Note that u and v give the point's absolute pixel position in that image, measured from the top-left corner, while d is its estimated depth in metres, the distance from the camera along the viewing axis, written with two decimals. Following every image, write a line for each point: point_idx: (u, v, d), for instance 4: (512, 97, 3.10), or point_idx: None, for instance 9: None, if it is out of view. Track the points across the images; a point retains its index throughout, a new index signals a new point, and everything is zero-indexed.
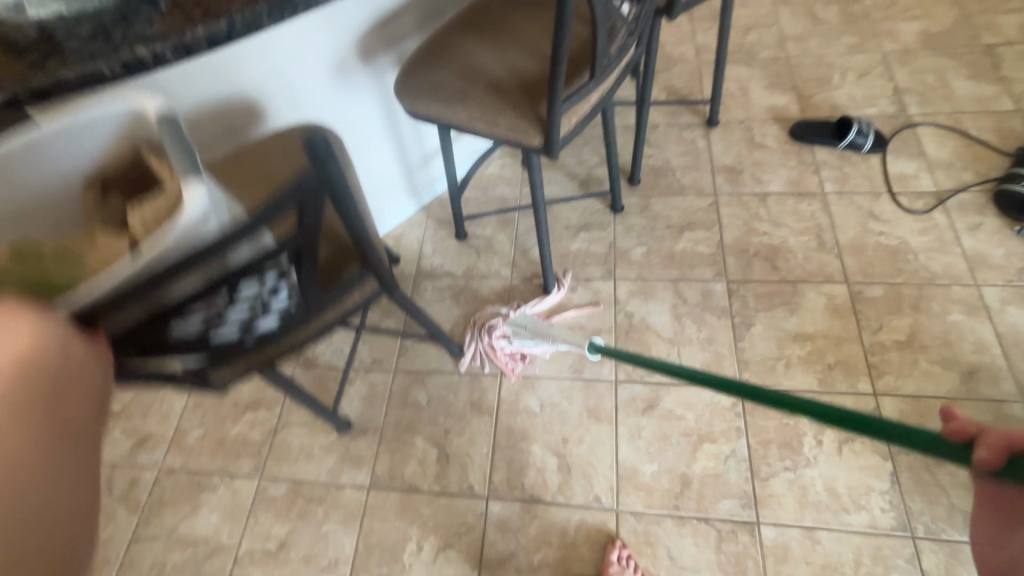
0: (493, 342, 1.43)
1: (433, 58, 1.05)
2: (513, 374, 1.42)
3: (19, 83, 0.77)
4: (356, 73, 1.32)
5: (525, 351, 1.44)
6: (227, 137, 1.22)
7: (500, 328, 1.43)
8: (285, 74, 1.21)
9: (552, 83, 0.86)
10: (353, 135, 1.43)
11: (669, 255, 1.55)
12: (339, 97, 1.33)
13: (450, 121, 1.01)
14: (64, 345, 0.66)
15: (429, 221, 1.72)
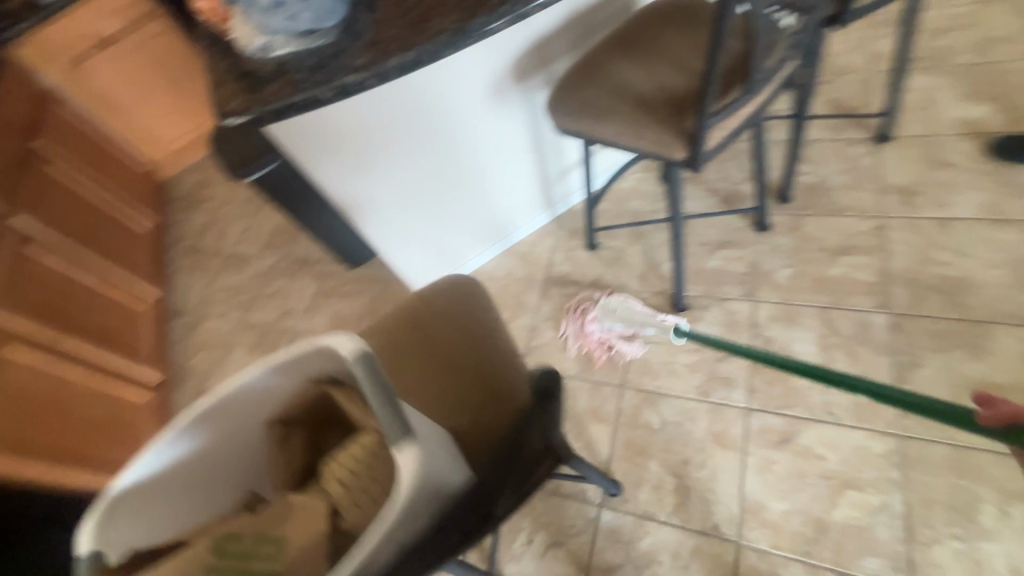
0: (584, 326, 1.54)
1: (585, 78, 1.11)
2: (599, 361, 1.49)
3: (264, 105, 1.00)
4: (509, 92, 1.44)
5: (614, 343, 1.49)
6: (397, 150, 1.40)
7: (590, 312, 1.54)
8: (447, 94, 1.37)
9: (702, 99, 0.87)
10: (500, 148, 1.56)
11: (819, 280, 1.43)
12: (491, 113, 1.47)
13: (597, 136, 1.06)
14: None
15: (562, 231, 1.79)
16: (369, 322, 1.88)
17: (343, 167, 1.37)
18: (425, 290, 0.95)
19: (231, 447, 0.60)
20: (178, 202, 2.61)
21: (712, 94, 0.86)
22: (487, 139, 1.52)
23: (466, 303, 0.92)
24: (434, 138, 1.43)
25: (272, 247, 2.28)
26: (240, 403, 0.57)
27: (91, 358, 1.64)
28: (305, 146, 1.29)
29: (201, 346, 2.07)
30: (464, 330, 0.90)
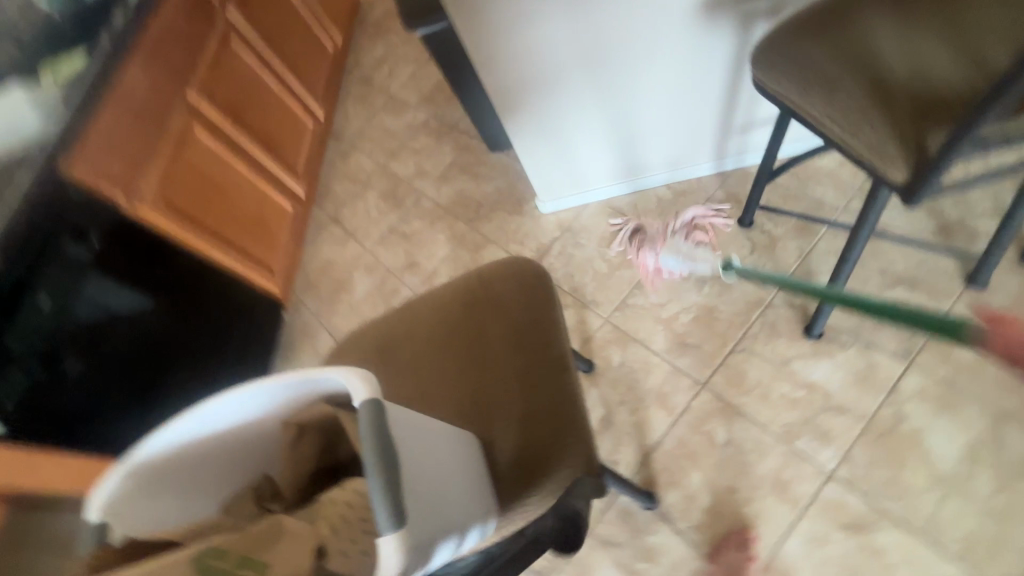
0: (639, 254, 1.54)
1: (820, 30, 0.85)
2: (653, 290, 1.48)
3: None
4: (717, 13, 1.19)
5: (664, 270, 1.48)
6: (564, 48, 1.26)
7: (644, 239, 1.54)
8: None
9: (968, 118, 0.62)
10: (681, 76, 1.33)
11: (1011, 377, 1.11)
12: (689, 33, 1.23)
13: (799, 111, 0.83)
14: None
15: (718, 193, 1.56)
16: (486, 211, 1.88)
17: (503, 54, 1.27)
18: (492, 265, 0.85)
19: (245, 443, 0.50)
20: (366, 26, 2.69)
21: (990, 114, 0.60)
22: (670, 62, 1.29)
23: (530, 293, 0.81)
24: (610, 44, 1.25)
25: (430, 101, 2.30)
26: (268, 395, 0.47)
27: (257, 158, 1.86)
28: (470, 24, 1.21)
29: (345, 175, 2.25)
30: (519, 327, 0.79)
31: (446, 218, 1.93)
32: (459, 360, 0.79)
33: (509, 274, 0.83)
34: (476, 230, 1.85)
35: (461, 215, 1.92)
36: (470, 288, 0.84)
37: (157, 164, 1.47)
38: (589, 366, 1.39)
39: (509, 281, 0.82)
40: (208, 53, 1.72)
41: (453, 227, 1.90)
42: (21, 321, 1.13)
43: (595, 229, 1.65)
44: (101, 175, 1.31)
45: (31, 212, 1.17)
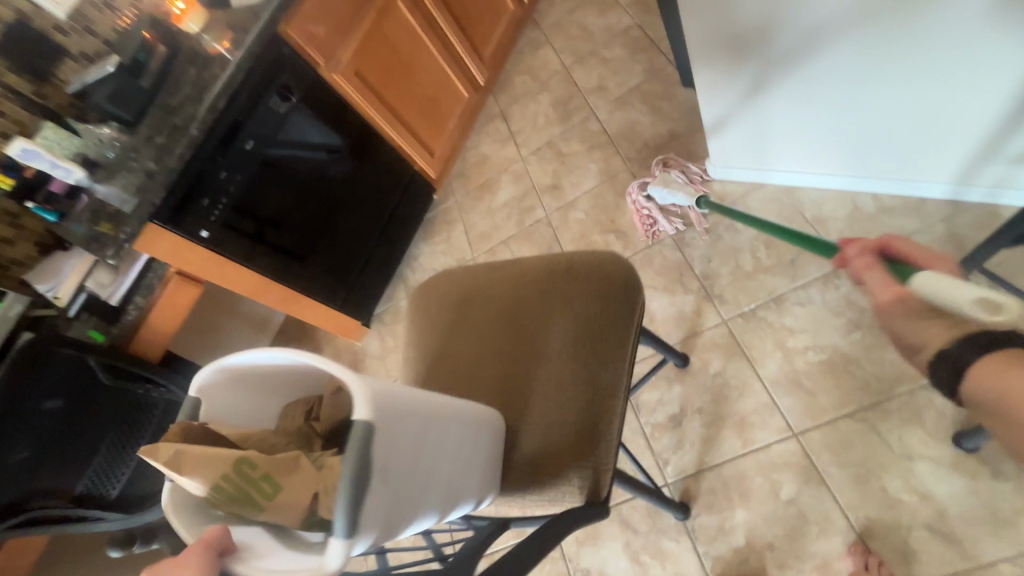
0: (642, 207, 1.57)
1: None
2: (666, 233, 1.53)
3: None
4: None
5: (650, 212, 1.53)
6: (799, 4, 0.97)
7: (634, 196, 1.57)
8: None
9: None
10: (953, 72, 0.97)
11: None
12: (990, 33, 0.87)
13: None
14: None
15: (938, 228, 1.23)
16: (649, 156, 1.72)
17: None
18: (586, 258, 0.82)
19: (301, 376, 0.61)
20: None
21: None
22: (946, 53, 0.93)
23: (608, 305, 0.77)
24: (865, 13, 0.93)
25: (641, 6, 2.03)
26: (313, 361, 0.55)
27: (448, 39, 1.88)
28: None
29: (528, 69, 2.19)
30: (584, 333, 0.77)
31: (607, 150, 1.82)
32: (520, 341, 0.81)
33: (597, 276, 0.79)
34: (630, 173, 1.73)
35: (623, 151, 1.79)
36: (556, 273, 0.83)
37: (359, 33, 1.58)
38: (683, 362, 1.32)
39: (595, 282, 0.79)
40: None
41: (609, 161, 1.79)
42: (231, 155, 1.38)
43: (758, 218, 1.44)
44: (310, 38, 1.46)
45: (253, 64, 1.36)
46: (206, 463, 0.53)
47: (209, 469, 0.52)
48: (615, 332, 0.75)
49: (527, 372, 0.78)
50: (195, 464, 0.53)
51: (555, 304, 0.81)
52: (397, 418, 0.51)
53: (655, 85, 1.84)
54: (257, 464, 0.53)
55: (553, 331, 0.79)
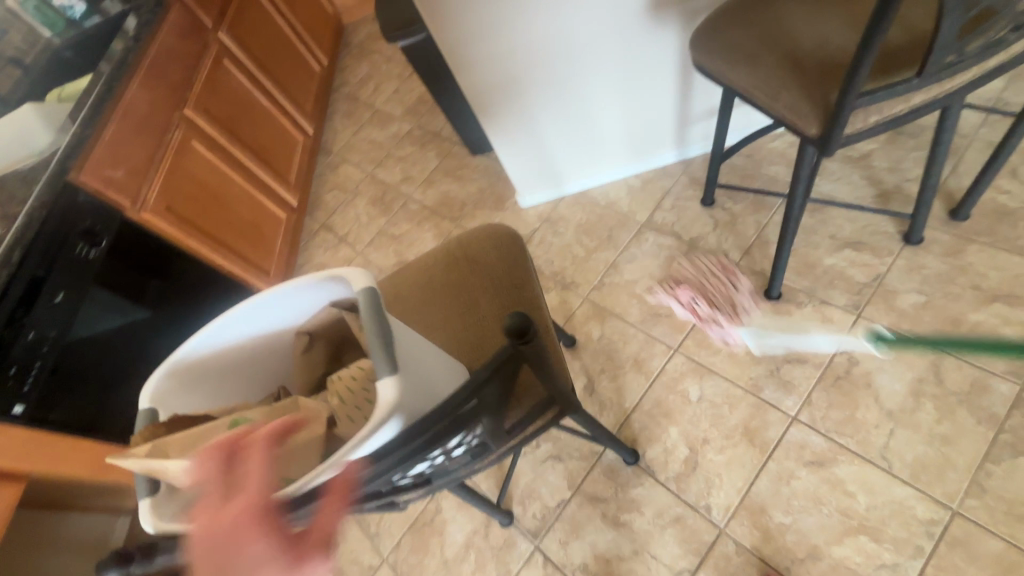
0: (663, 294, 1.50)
1: (748, 13, 0.98)
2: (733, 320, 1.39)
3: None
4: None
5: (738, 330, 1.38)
6: (546, 31, 1.37)
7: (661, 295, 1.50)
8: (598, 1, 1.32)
9: (853, 68, 0.73)
10: (648, 57, 1.44)
11: (950, 320, 1.22)
12: (645, 30, 1.38)
13: (732, 85, 0.95)
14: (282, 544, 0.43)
15: (684, 176, 1.70)
16: (470, 210, 2.00)
17: (491, 42, 1.39)
18: (469, 231, 0.96)
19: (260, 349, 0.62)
20: (351, 51, 2.95)
21: (862, 71, 0.72)
22: (638, 43, 1.41)
23: (499, 249, 0.92)
24: (587, 28, 1.37)
25: (413, 113, 2.45)
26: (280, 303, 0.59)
27: (250, 168, 1.97)
28: (455, 13, 1.32)
29: (334, 185, 2.39)
30: (491, 278, 0.90)
31: (433, 219, 2.06)
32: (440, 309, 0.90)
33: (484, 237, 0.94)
34: (461, 227, 1.98)
35: (447, 215, 2.04)
36: (452, 250, 0.95)
37: (160, 172, 1.58)
38: (572, 340, 1.49)
39: (486, 241, 0.93)
40: (204, 70, 1.86)
41: (439, 226, 2.02)
42: (39, 312, 1.19)
43: (572, 218, 1.78)
44: (109, 182, 1.41)
45: (45, 215, 1.26)
46: (194, 443, 0.49)
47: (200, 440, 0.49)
48: (515, 261, 0.90)
49: (458, 329, 0.87)
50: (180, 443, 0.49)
51: (462, 268, 0.92)
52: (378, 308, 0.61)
53: (452, 161, 2.19)
54: (255, 420, 0.49)
55: (470, 289, 0.90)
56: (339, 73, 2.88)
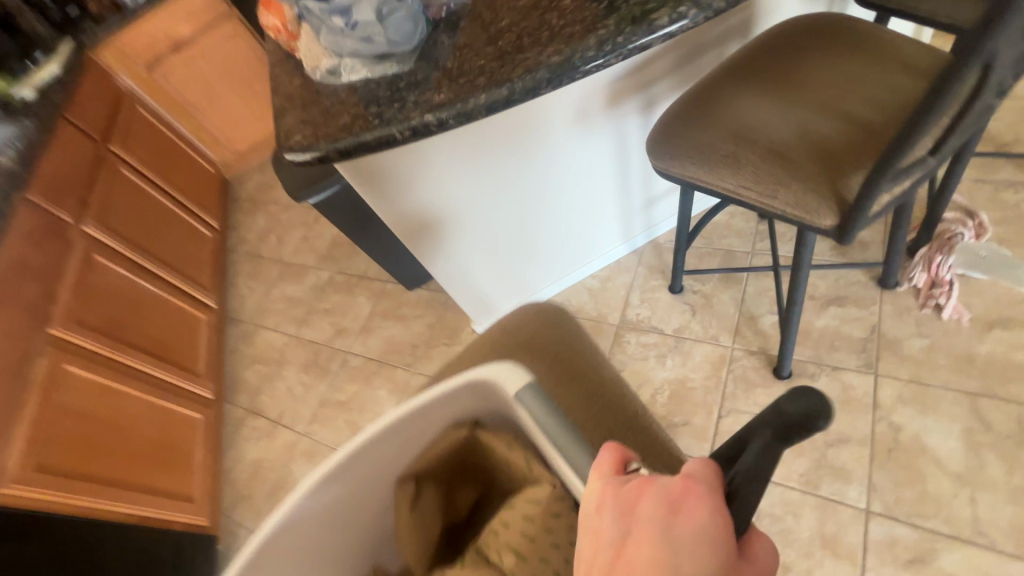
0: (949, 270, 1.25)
1: (702, 114, 0.93)
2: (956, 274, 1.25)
3: (309, 128, 0.93)
4: (618, 103, 1.27)
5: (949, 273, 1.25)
6: (485, 166, 1.30)
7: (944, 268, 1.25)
8: (526, 126, 1.24)
9: (885, 159, 0.66)
10: (584, 165, 1.39)
11: (963, 358, 1.19)
12: (577, 141, 1.32)
13: (714, 188, 0.88)
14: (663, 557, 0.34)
15: (640, 266, 1.64)
16: (424, 351, 1.79)
17: (430, 184, 1.29)
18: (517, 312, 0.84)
19: (358, 505, 0.60)
20: (242, 206, 2.73)
21: (893, 162, 0.65)
22: (573, 154, 1.35)
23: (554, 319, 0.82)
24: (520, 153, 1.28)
25: (329, 258, 2.25)
26: (377, 448, 0.57)
27: (148, 373, 1.62)
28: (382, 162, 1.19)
29: (255, 358, 2.06)
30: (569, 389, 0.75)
31: (383, 372, 1.80)
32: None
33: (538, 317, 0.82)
34: (419, 374, 1.74)
35: (398, 362, 1.80)
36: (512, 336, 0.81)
37: (25, 424, 1.22)
38: None
39: (536, 323, 0.81)
40: (72, 276, 1.56)
41: (393, 378, 1.77)
42: None
43: None
44: None
45: None
46: None
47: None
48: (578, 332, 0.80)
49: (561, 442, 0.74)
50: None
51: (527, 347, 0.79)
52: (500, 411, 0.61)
53: (388, 300, 1.98)
54: None
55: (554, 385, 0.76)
56: (234, 232, 2.63)
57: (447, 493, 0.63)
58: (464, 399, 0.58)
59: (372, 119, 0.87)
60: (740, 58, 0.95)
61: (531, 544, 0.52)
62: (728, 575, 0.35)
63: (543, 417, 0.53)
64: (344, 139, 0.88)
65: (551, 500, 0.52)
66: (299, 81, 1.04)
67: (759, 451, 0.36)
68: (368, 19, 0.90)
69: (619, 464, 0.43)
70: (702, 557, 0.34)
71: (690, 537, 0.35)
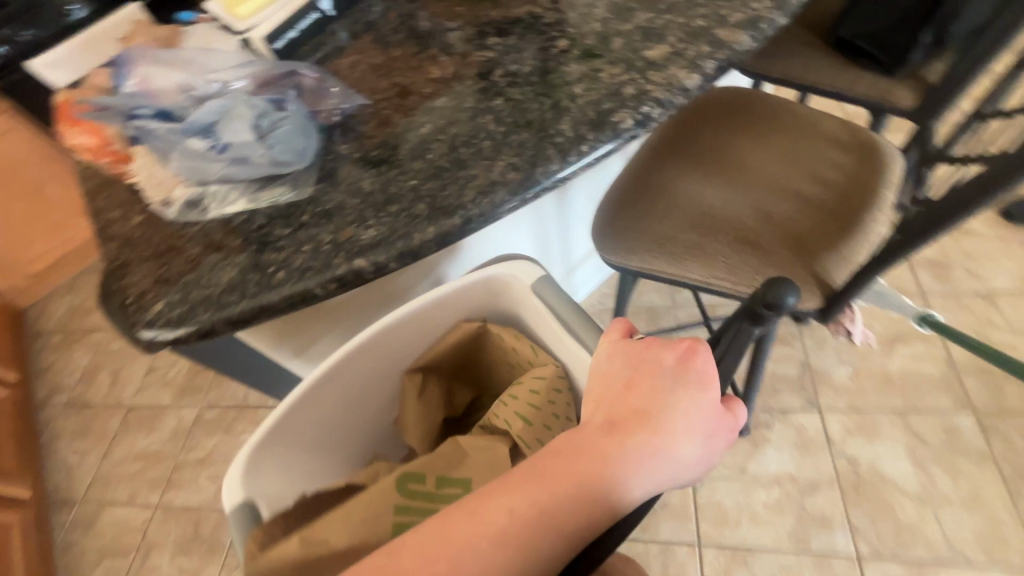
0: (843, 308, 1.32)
1: (651, 201, 0.86)
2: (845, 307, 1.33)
3: (177, 290, 0.67)
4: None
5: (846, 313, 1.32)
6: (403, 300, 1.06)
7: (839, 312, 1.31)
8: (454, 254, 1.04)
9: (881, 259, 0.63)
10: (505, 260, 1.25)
11: (885, 378, 1.28)
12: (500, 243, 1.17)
13: (683, 281, 0.82)
14: (666, 384, 0.45)
15: None
16: None
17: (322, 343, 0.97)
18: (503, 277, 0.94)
19: (374, 387, 0.73)
20: (49, 342, 2.11)
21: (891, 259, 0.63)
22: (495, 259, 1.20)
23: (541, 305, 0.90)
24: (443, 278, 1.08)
25: (191, 390, 1.80)
26: (395, 337, 0.69)
27: None
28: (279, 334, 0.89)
29: (105, 550, 1.54)
30: None
31: None
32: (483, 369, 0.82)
33: None
34: None
35: None
36: None
37: None
38: None
39: None
40: None
41: None
42: None
43: None
44: None
45: None
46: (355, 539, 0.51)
47: (377, 507, 0.52)
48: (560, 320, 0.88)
49: None
50: (333, 528, 0.51)
51: None
52: (509, 317, 0.73)
53: None
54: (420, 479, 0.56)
55: None
56: (43, 378, 2.01)
57: (447, 389, 0.76)
58: (483, 296, 0.71)
59: (274, 271, 0.65)
60: (670, 138, 0.92)
61: (536, 410, 0.62)
62: (711, 408, 0.45)
63: (556, 304, 0.66)
64: (235, 305, 0.63)
65: (554, 376, 0.64)
66: (142, 218, 0.77)
67: (737, 332, 0.44)
68: (244, 138, 0.69)
69: (627, 332, 0.52)
70: (695, 394, 0.45)
71: (694, 384, 0.45)
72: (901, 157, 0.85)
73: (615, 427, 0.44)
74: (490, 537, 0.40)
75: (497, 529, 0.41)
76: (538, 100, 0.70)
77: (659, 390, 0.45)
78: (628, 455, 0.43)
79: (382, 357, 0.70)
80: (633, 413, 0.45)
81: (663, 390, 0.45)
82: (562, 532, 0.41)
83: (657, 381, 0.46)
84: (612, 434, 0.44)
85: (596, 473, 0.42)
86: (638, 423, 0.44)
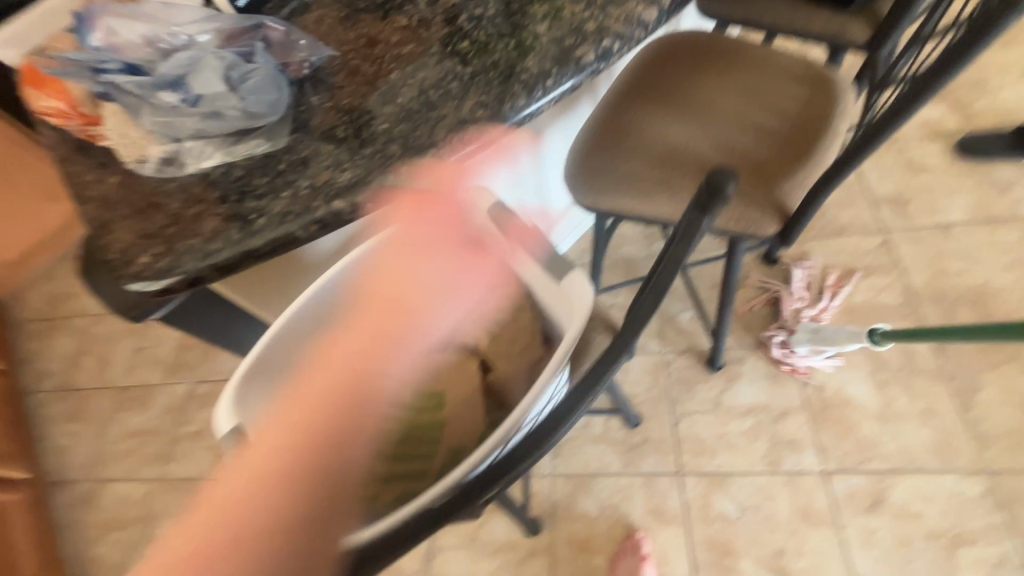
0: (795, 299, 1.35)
1: (618, 142, 0.90)
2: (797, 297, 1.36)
3: (161, 244, 0.69)
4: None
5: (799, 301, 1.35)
6: None
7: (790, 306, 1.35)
8: None
9: None
10: None
11: (848, 310, 1.35)
12: None
13: (650, 215, 0.86)
14: (427, 243, 0.53)
15: None
16: None
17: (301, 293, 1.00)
18: None
19: None
20: (29, 330, 2.09)
21: None
22: None
23: None
24: None
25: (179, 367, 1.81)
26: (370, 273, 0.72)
27: None
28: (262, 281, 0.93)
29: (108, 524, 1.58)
30: None
31: None
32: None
33: None
34: None
35: None
36: None
37: None
38: (535, 524, 1.24)
39: None
40: None
41: None
42: None
43: None
44: None
45: None
46: None
47: None
48: None
49: None
50: None
51: None
52: None
53: None
54: None
55: None
56: (28, 365, 2.00)
57: None
58: None
59: (256, 217, 0.67)
60: (635, 80, 0.95)
61: (503, 326, 0.67)
62: (444, 256, 0.53)
63: None
64: (221, 250, 0.66)
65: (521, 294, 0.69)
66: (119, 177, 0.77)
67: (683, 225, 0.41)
68: (215, 89, 0.71)
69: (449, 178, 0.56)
70: (432, 259, 0.52)
71: (440, 243, 0.54)
72: (852, 87, 0.89)
73: (387, 308, 0.48)
74: (264, 472, 0.40)
75: (268, 464, 0.41)
76: (502, 41, 0.72)
77: (412, 249, 0.53)
78: (391, 338, 0.46)
79: (358, 293, 0.73)
80: (386, 299, 0.49)
81: (415, 234, 0.53)
82: (336, 475, 0.41)
83: (415, 223, 0.53)
84: (354, 341, 0.45)
85: (338, 411, 0.42)
86: (403, 316, 0.48)
